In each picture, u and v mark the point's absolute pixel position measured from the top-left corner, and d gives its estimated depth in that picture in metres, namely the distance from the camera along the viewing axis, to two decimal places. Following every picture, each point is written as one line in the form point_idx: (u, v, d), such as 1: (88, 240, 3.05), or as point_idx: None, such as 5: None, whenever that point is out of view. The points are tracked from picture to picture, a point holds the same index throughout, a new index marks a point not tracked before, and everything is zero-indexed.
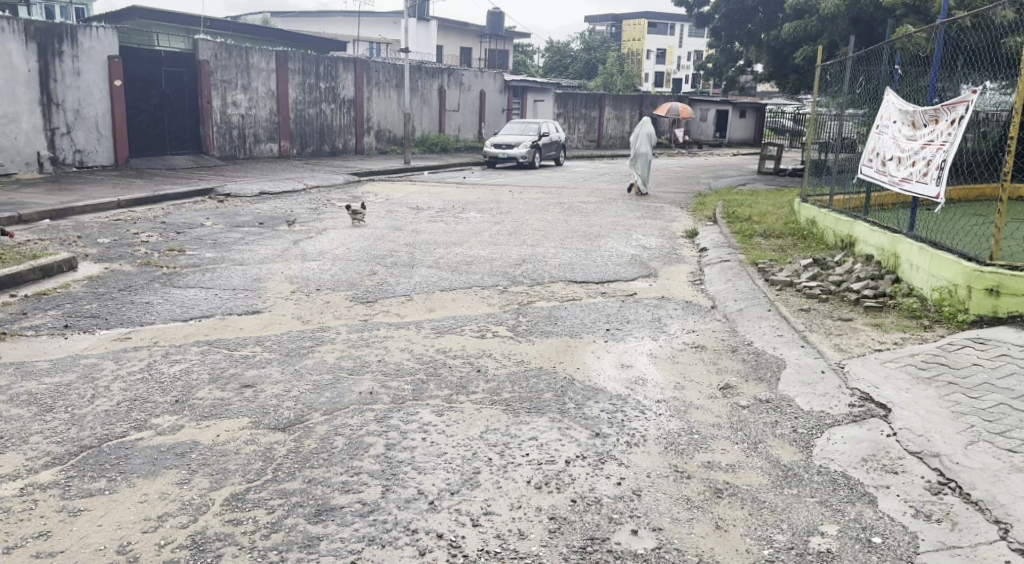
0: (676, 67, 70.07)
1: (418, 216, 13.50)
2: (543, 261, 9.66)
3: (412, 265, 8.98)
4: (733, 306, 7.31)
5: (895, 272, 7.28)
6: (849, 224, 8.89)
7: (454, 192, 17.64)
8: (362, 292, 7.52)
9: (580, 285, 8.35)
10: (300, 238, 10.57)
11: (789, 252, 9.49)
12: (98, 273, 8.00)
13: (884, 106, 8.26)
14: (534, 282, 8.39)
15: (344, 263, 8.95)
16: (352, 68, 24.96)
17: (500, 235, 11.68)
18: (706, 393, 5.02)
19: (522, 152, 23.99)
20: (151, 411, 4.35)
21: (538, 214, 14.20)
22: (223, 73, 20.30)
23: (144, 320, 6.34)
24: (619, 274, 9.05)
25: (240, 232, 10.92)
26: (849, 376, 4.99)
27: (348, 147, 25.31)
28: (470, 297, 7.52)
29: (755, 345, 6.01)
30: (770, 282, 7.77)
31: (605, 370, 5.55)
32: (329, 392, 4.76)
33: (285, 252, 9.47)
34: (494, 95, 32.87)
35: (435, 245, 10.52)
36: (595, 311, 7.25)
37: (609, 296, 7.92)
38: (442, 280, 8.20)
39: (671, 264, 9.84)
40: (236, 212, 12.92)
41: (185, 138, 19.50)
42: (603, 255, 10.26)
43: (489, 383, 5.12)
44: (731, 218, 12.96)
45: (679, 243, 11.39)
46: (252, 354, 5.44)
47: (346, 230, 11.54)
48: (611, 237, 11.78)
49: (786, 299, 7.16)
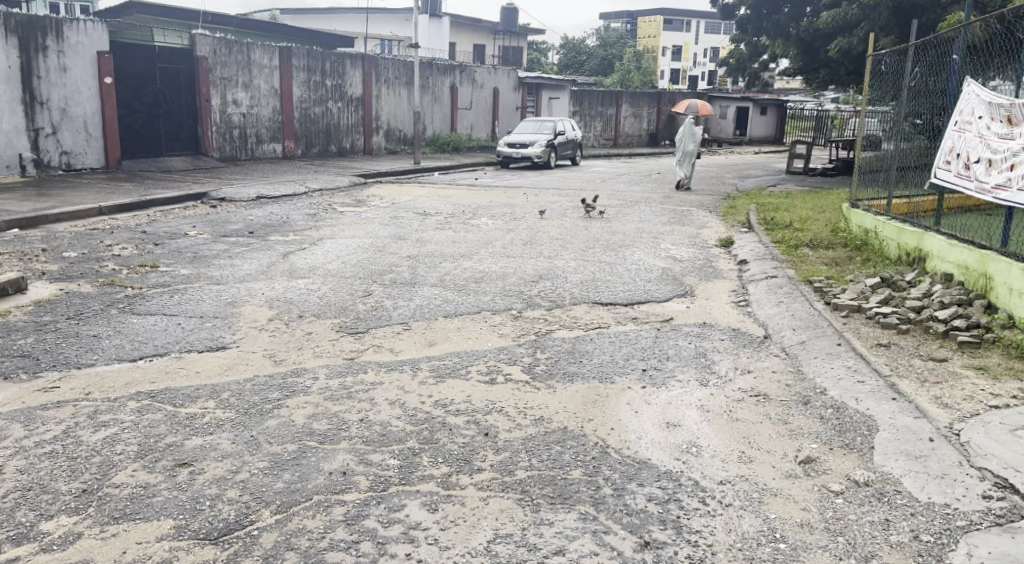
0: (692, 63, 68.90)
1: (424, 223, 12.39)
2: (563, 277, 8.50)
3: (413, 284, 7.87)
4: (792, 337, 6.18)
5: (988, 297, 6.19)
6: (918, 236, 7.79)
7: (464, 195, 16.53)
8: (352, 319, 6.39)
9: (607, 308, 7.19)
10: (290, 250, 9.47)
11: (845, 267, 8.35)
12: (50, 296, 6.92)
13: (963, 99, 7.10)
14: (554, 304, 7.25)
15: (336, 280, 7.86)
16: (359, 65, 23.90)
17: (514, 245, 10.52)
18: (783, 470, 3.91)
19: (537, 151, 22.82)
20: (42, 510, 3.24)
21: (555, 220, 13.06)
22: (223, 70, 19.27)
23: (82, 360, 5.21)
24: (651, 293, 7.89)
25: (225, 243, 9.84)
26: (971, 449, 3.91)
27: (355, 147, 24.27)
28: (479, 327, 6.37)
29: (832, 397, 4.88)
30: (834, 307, 6.68)
31: (647, 432, 4.40)
32: (288, 472, 3.64)
33: (271, 268, 8.36)
34: (508, 92, 31.75)
35: (440, 258, 9.42)
36: (627, 343, 6.08)
37: (641, 323, 6.76)
38: (447, 303, 7.07)
39: (708, 280, 8.66)
40: (227, 219, 11.87)
41: (183, 138, 18.49)
42: (630, 268, 9.09)
43: (499, 453, 3.98)
44: (769, 224, 11.77)
45: (713, 254, 10.20)
46: (200, 414, 4.30)
47: (342, 240, 10.44)
48: (638, 246, 10.62)
49: (858, 331, 6.06)
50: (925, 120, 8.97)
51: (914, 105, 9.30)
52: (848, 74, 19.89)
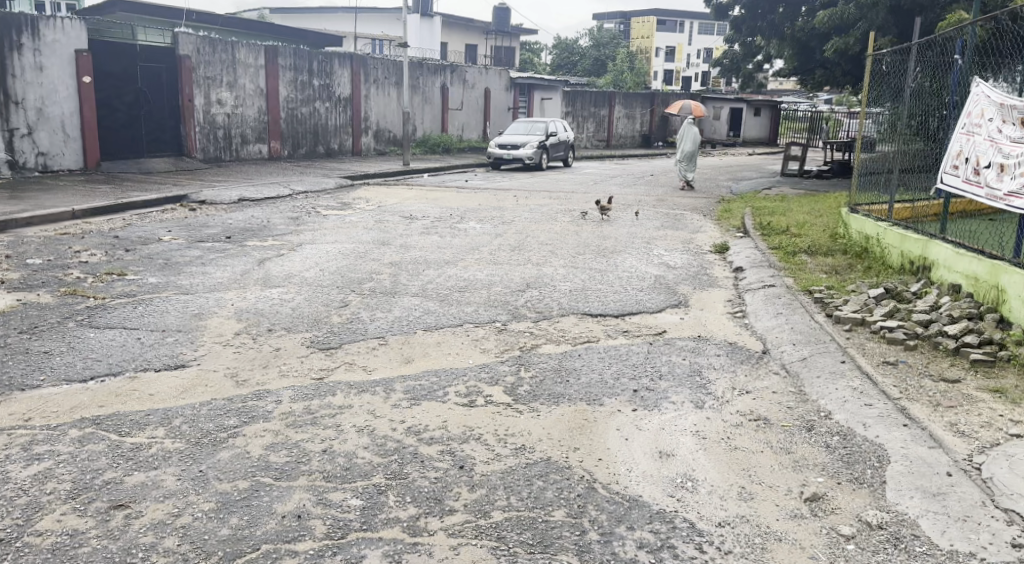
0: (686, 64, 68.62)
1: (410, 228, 12.02)
2: (552, 286, 8.12)
3: (394, 293, 7.49)
4: (794, 353, 5.84)
5: (1000, 311, 5.85)
6: (922, 244, 7.46)
7: (453, 198, 16.14)
8: (324, 333, 5.98)
9: (597, 321, 6.81)
10: (267, 257, 9.07)
11: (846, 276, 8.01)
12: (4, 308, 6.51)
13: (971, 101, 6.75)
14: (540, 316, 6.87)
15: (312, 290, 7.47)
16: (347, 64, 23.49)
17: (502, 252, 10.15)
18: (787, 510, 3.57)
19: (528, 152, 22.46)
20: None
21: (545, 224, 12.70)
22: (207, 69, 18.85)
23: (27, 381, 4.81)
24: (643, 303, 7.51)
25: (200, 249, 9.44)
26: (995, 488, 3.58)
27: (343, 148, 23.86)
28: (461, 342, 5.98)
29: (838, 422, 4.54)
30: (836, 320, 6.36)
31: (638, 462, 4.03)
32: (235, 515, 3.27)
33: (244, 277, 7.95)
34: (500, 92, 31.37)
35: (424, 265, 9.04)
36: (617, 360, 5.70)
37: (633, 337, 6.38)
38: (428, 316, 6.68)
39: (703, 289, 8.29)
40: (205, 223, 11.47)
41: (165, 139, 18.07)
42: (621, 276, 8.73)
43: (474, 490, 3.60)
44: (765, 229, 11.41)
45: (708, 261, 9.84)
46: (145, 445, 3.91)
47: (324, 246, 10.05)
48: (629, 252, 10.25)
49: (863, 347, 5.73)
50: (930, 124, 8.64)
51: (917, 107, 8.96)
52: (843, 75, 19.57)
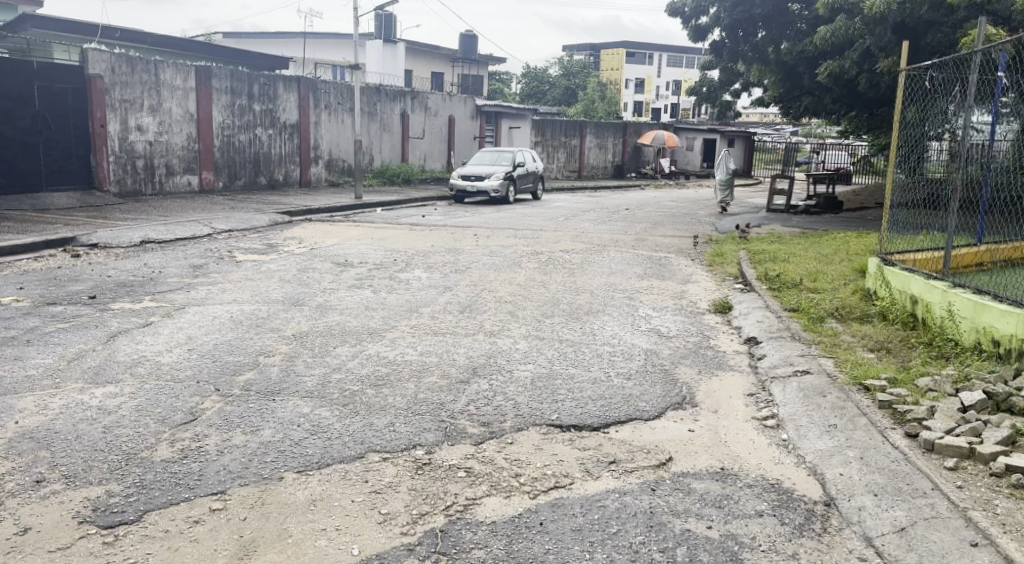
0: (655, 96, 67.32)
1: (337, 279, 9.78)
2: (507, 375, 5.87)
3: (279, 392, 5.21)
4: (881, 517, 3.67)
5: None
6: (1017, 319, 5.42)
7: (402, 238, 13.94)
8: (129, 489, 3.66)
9: (570, 445, 4.58)
10: (129, 328, 6.77)
11: (910, 360, 5.87)
12: None
13: None
14: (486, 438, 4.61)
15: (160, 387, 5.17)
16: (294, 88, 21.30)
17: (448, 314, 7.96)
18: None
19: (494, 184, 20.35)
20: None
21: (506, 272, 10.53)
22: (124, 91, 16.57)
23: None
24: (637, 403, 5.30)
25: (40, 317, 7.11)
26: None
27: (290, 179, 21.60)
28: (352, 499, 3.69)
29: None
30: (931, 449, 4.23)
31: None
32: None
33: (71, 366, 5.60)
34: (465, 120, 29.31)
35: (339, 338, 6.79)
36: (603, 536, 3.48)
37: (626, 476, 4.15)
38: (313, 439, 4.37)
39: (713, 375, 6.08)
40: (78, 276, 9.15)
41: (70, 170, 15.73)
42: (602, 355, 6.51)
43: None
44: (774, 281, 9.26)
45: (711, 327, 7.68)
46: None
47: (214, 307, 7.77)
48: (611, 313, 8.07)
49: (993, 511, 3.60)
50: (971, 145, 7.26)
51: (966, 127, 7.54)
52: (834, 103, 17.71)
